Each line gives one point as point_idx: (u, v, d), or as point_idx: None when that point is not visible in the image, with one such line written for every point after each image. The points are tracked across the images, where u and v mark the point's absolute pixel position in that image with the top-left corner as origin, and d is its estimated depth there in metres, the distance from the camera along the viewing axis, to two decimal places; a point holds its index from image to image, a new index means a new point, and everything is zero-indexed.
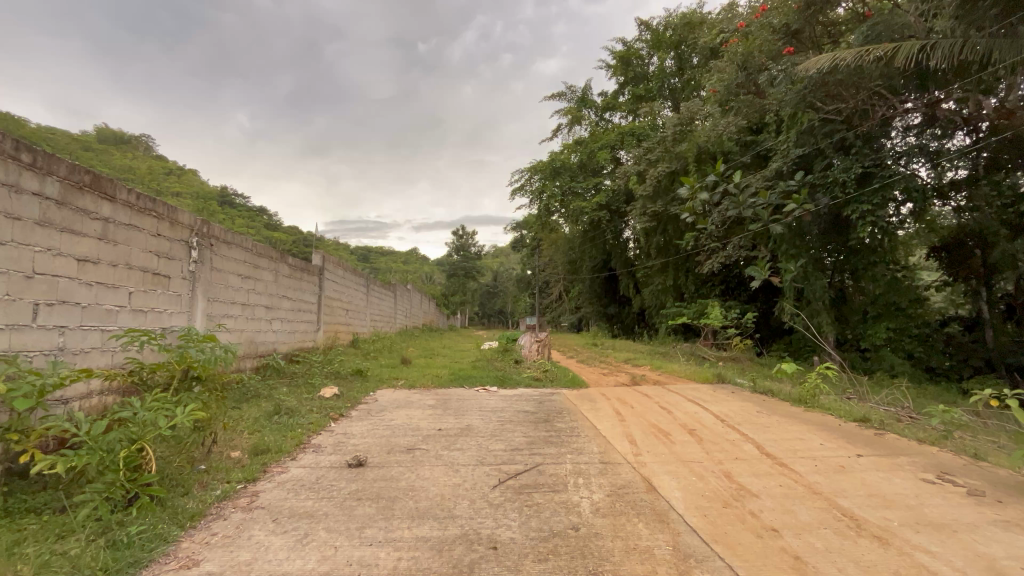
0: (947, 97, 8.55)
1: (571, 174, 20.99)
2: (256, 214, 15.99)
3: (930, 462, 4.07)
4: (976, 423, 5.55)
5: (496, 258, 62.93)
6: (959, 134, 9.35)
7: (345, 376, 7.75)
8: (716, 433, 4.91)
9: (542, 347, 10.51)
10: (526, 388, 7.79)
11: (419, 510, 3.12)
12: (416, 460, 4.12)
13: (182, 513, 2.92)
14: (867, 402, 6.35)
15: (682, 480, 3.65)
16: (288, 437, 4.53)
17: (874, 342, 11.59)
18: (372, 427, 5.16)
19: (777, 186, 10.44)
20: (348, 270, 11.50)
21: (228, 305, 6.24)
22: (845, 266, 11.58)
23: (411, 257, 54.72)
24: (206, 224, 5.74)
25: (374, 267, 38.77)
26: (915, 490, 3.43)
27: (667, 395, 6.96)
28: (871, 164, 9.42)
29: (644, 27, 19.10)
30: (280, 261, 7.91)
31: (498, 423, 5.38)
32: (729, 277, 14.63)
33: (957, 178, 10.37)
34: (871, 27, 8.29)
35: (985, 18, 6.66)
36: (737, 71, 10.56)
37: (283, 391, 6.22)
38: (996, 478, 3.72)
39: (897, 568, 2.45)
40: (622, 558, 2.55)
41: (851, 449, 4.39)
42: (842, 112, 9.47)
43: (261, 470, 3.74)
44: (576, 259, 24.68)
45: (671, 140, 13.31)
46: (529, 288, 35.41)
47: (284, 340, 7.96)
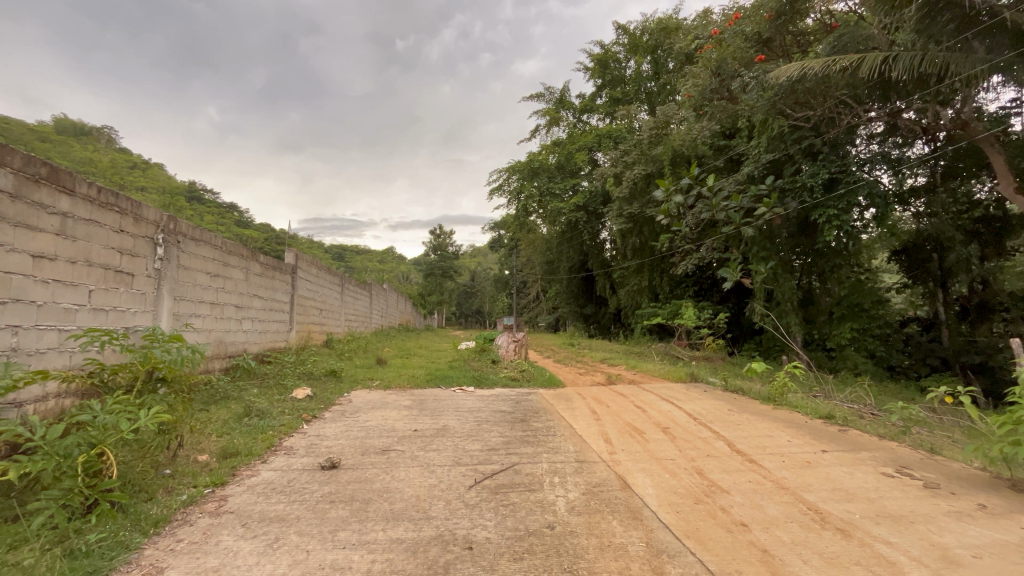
0: (908, 107, 8.92)
1: (549, 174, 21.15)
2: (226, 211, 15.54)
3: (890, 457, 4.25)
4: (933, 418, 5.83)
5: (474, 257, 62.77)
6: (918, 143, 9.86)
7: (319, 377, 7.61)
8: (689, 431, 5.02)
9: (519, 347, 10.56)
10: (502, 388, 7.79)
11: (395, 512, 3.09)
12: (391, 461, 4.07)
13: (145, 520, 2.82)
14: (832, 399, 6.59)
15: (656, 477, 3.71)
16: (258, 440, 4.41)
17: (839, 341, 11.87)
18: (346, 429, 5.07)
19: (749, 190, 10.77)
20: (322, 268, 11.31)
21: (196, 304, 6.05)
22: (813, 268, 11.98)
23: (388, 256, 54.14)
24: (173, 220, 5.54)
25: (349, 267, 38.14)
26: (876, 484, 3.57)
27: (641, 394, 7.04)
28: (837, 170, 9.70)
29: (622, 31, 19.39)
30: (251, 259, 7.69)
31: (475, 424, 5.36)
32: (702, 278, 14.94)
33: (918, 185, 10.86)
34: (839, 38, 8.57)
35: (943, 32, 6.97)
36: (711, 77, 10.84)
37: (254, 392, 6.06)
38: (950, 472, 3.91)
39: (859, 559, 2.54)
40: (596, 556, 2.58)
41: (816, 445, 4.55)
42: (811, 119, 9.77)
43: (230, 474, 3.64)
44: (554, 260, 24.84)
45: (647, 143, 13.53)
46: (507, 288, 35.44)
47: (255, 341, 7.75)
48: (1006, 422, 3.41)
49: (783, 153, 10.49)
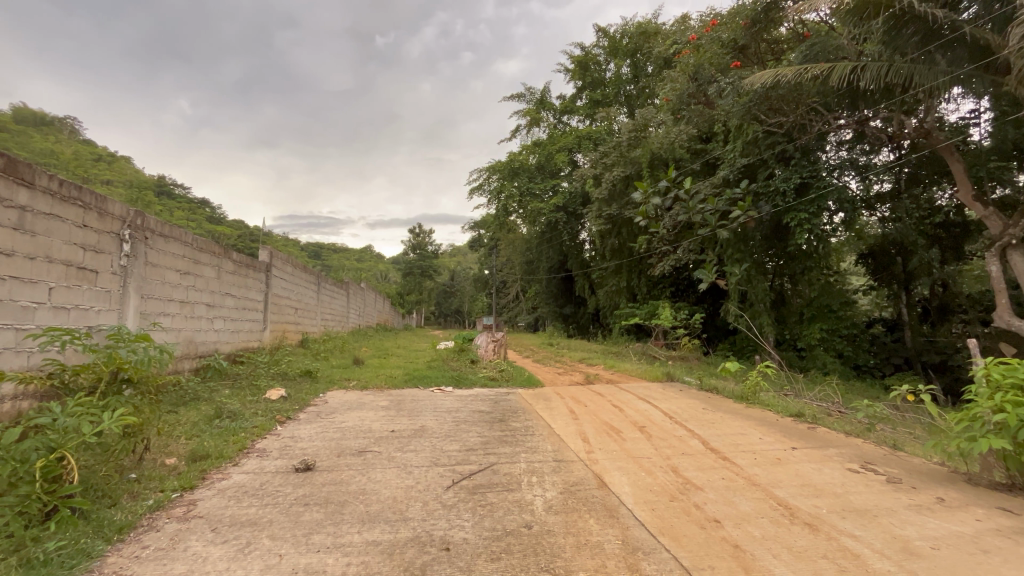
0: (874, 115, 9.25)
1: (529, 175, 21.24)
2: (197, 207, 15.09)
3: (856, 453, 4.40)
4: (896, 415, 6.07)
5: (454, 257, 62.23)
6: (885, 150, 10.24)
7: (294, 377, 7.47)
8: (665, 430, 5.09)
9: (498, 347, 10.56)
10: (481, 388, 7.77)
11: (371, 514, 3.05)
12: (368, 463, 4.02)
13: (108, 526, 2.72)
14: (802, 398, 6.78)
15: (631, 475, 3.76)
16: (230, 442, 4.30)
17: (809, 342, 12.20)
18: (322, 430, 4.98)
19: (724, 194, 11.04)
20: (297, 266, 11.06)
21: (164, 302, 5.86)
22: (785, 271, 12.33)
23: (366, 255, 53.39)
24: (140, 215, 5.35)
25: (326, 265, 37.46)
26: (842, 479, 3.69)
27: (618, 394, 7.11)
28: (808, 176, 10.02)
29: (602, 34, 19.58)
30: (223, 256, 7.48)
31: (453, 424, 5.34)
32: (679, 279, 15.19)
33: (883, 191, 11.27)
34: (811, 47, 8.82)
35: (908, 44, 7.26)
36: (688, 82, 11.05)
37: (226, 393, 5.91)
38: (911, 467, 4.07)
39: (826, 552, 2.62)
40: (573, 554, 2.59)
41: (787, 442, 4.67)
42: (783, 125, 10.06)
43: (199, 477, 3.54)
44: (533, 260, 24.90)
45: (626, 146, 13.68)
46: (486, 288, 35.34)
47: (227, 340, 7.54)
48: (963, 419, 3.56)
49: (757, 157, 10.78)
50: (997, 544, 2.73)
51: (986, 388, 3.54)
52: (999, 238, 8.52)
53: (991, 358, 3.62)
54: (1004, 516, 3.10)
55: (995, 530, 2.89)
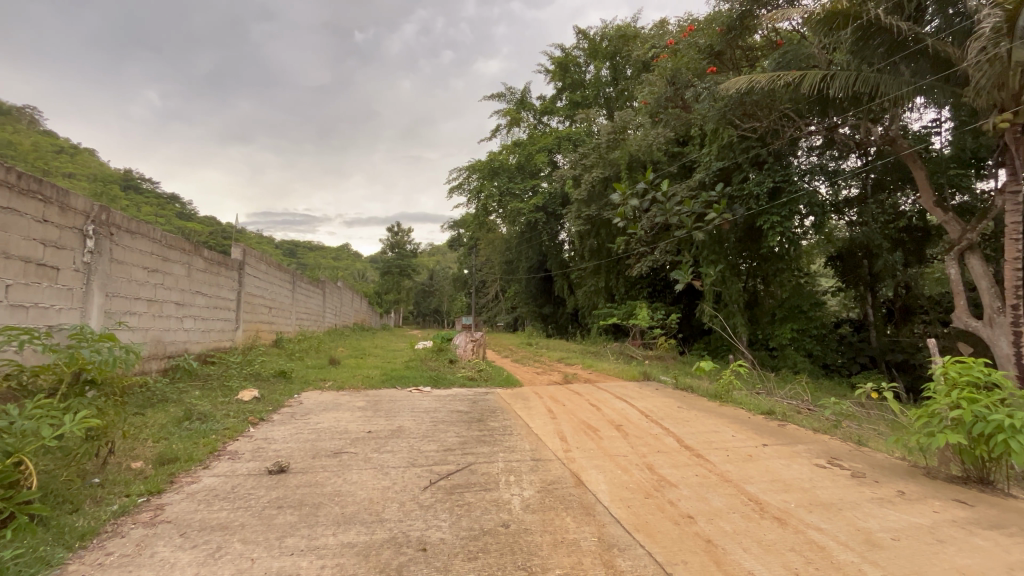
0: (843, 122, 9.56)
1: (509, 175, 21.28)
2: (166, 202, 14.60)
3: (823, 449, 4.55)
4: (861, 412, 6.31)
5: (433, 257, 61.79)
6: (853, 157, 10.61)
7: (267, 378, 7.32)
8: (640, 428, 5.18)
9: (477, 347, 10.54)
10: (459, 388, 7.74)
11: (346, 516, 3.01)
12: (344, 464, 3.97)
13: (70, 533, 2.62)
14: (773, 396, 6.99)
15: (608, 473, 3.81)
16: (199, 444, 4.18)
17: (780, 341, 12.53)
18: (296, 431, 4.89)
19: (700, 197, 11.30)
20: (271, 264, 10.82)
21: (131, 301, 5.66)
22: (758, 272, 12.67)
23: (343, 253, 52.53)
24: (106, 211, 5.16)
25: (301, 263, 36.70)
26: (810, 474, 3.82)
27: (596, 393, 7.20)
28: (781, 180, 10.34)
29: (582, 36, 19.78)
30: (194, 253, 7.26)
31: (431, 424, 5.32)
32: (656, 280, 15.41)
33: (851, 196, 11.67)
34: (783, 54, 9.08)
35: (874, 55, 7.57)
36: (666, 85, 11.20)
37: (196, 395, 5.74)
38: (874, 461, 4.24)
39: (793, 545, 2.71)
40: (550, 552, 2.61)
41: (758, 439, 4.80)
42: (757, 131, 10.33)
43: (167, 481, 3.43)
44: (513, 260, 24.92)
45: (605, 147, 13.81)
46: (465, 288, 35.16)
47: (197, 340, 7.31)
48: (923, 415, 3.72)
49: (732, 161, 11.09)
50: (953, 534, 2.86)
51: (943, 385, 3.70)
52: (958, 243, 8.87)
53: (949, 358, 3.79)
54: (960, 507, 3.26)
55: (951, 521, 3.03)
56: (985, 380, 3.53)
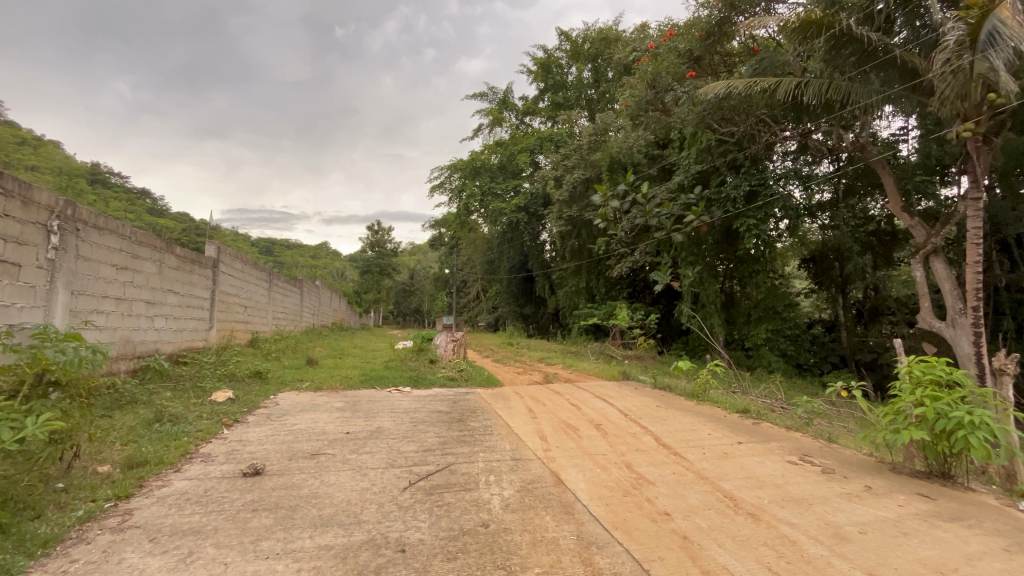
0: (816, 129, 9.84)
1: (491, 174, 21.30)
2: (136, 198, 14.16)
3: (795, 446, 4.68)
4: (832, 411, 6.51)
5: (413, 256, 61.25)
6: (825, 162, 10.93)
7: (243, 378, 7.16)
8: (619, 427, 5.24)
9: (457, 347, 10.50)
10: (439, 388, 7.71)
11: (323, 518, 2.97)
12: (321, 465, 3.92)
13: (31, 540, 2.51)
14: (749, 395, 7.15)
15: (587, 472, 3.85)
16: (171, 447, 4.07)
17: (755, 341, 12.80)
18: (272, 433, 4.79)
19: (679, 199, 11.52)
20: (247, 263, 10.59)
21: (98, 299, 5.48)
22: (734, 274, 12.96)
23: (321, 252, 51.69)
24: (71, 205, 4.98)
25: (278, 262, 36.00)
26: (782, 471, 3.92)
27: (576, 392, 7.26)
28: (757, 184, 10.62)
29: (564, 37, 19.92)
30: (166, 251, 7.06)
31: (411, 424, 5.28)
32: (636, 281, 15.56)
33: (824, 200, 12.03)
34: (760, 61, 9.32)
35: (846, 64, 7.83)
36: (646, 89, 11.33)
37: (168, 396, 5.58)
38: (844, 458, 4.38)
39: (766, 539, 2.78)
40: (529, 551, 2.63)
41: (733, 437, 4.92)
42: (734, 135, 10.57)
43: (136, 485, 3.32)
44: (494, 260, 24.88)
45: (587, 149, 13.94)
46: (446, 287, 34.94)
47: (169, 340, 7.11)
48: (889, 413, 3.85)
49: (710, 164, 11.31)
50: (917, 526, 2.98)
51: (908, 383, 3.84)
52: (923, 246, 9.19)
53: (913, 357, 3.93)
54: (922, 501, 3.40)
55: (914, 514, 3.16)
56: (947, 379, 3.67)
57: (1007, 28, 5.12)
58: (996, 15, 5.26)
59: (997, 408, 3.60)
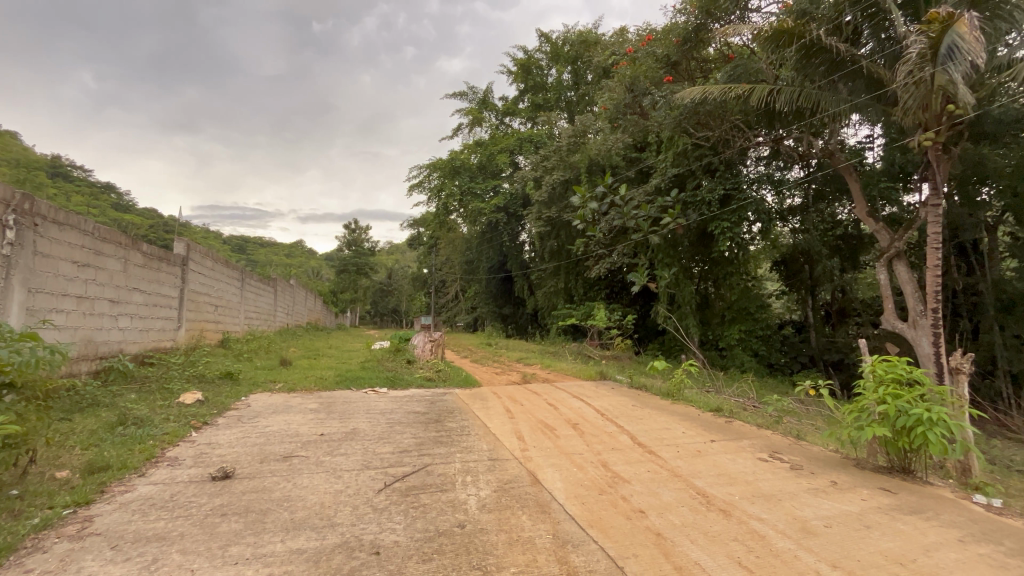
0: (787, 135, 10.12)
1: (470, 174, 21.39)
2: (100, 192, 13.62)
3: (765, 443, 4.80)
4: (801, 409, 6.71)
5: (391, 256, 60.57)
6: (796, 167, 11.26)
7: (213, 380, 6.96)
8: (596, 426, 5.29)
9: (435, 347, 10.43)
10: (416, 388, 7.65)
11: (296, 521, 2.91)
12: (294, 468, 3.84)
13: None
14: (722, 394, 7.30)
15: (564, 471, 3.87)
16: (135, 451, 3.92)
17: (728, 342, 13.10)
18: (243, 436, 4.67)
19: (656, 202, 11.73)
20: (218, 260, 10.31)
21: (58, 297, 5.25)
22: (709, 275, 13.24)
23: (296, 250, 50.64)
24: (29, 200, 4.77)
25: (251, 259, 35.15)
26: (753, 468, 4.01)
27: (554, 392, 7.30)
28: (731, 188, 10.89)
29: (544, 39, 20.02)
30: (131, 248, 6.81)
31: (388, 425, 5.22)
32: (614, 282, 15.72)
33: (794, 205, 12.43)
34: (734, 68, 9.56)
35: (815, 73, 8.06)
36: (625, 92, 11.51)
37: (132, 398, 5.38)
38: (811, 454, 4.52)
39: (736, 535, 2.85)
40: (505, 551, 2.63)
41: (706, 435, 5.02)
42: (710, 140, 10.82)
43: (97, 491, 3.20)
44: (473, 260, 24.79)
45: (566, 150, 14.08)
46: (425, 287, 34.68)
47: (134, 340, 6.85)
48: (853, 410, 3.99)
49: (686, 168, 11.54)
50: (878, 519, 3.09)
51: (872, 382, 3.99)
52: (887, 250, 9.54)
53: (877, 356, 4.08)
54: (884, 495, 3.53)
55: (877, 508, 3.28)
56: (907, 377, 3.82)
57: (964, 43, 5.37)
58: (955, 29, 5.50)
59: (953, 405, 3.77)
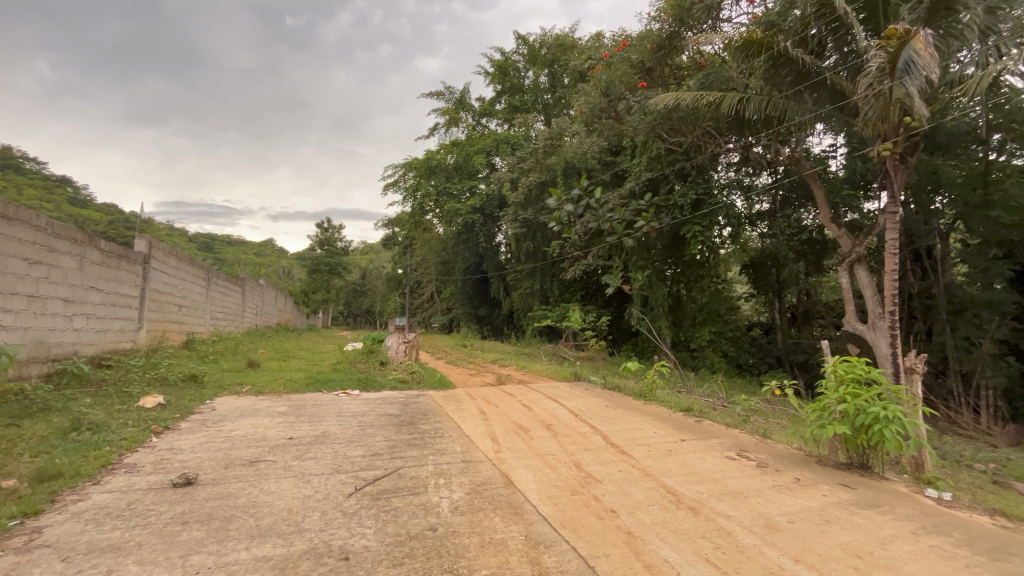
0: (756, 142, 10.43)
1: (446, 175, 21.43)
2: (55, 186, 12.97)
3: (733, 442, 4.92)
4: (768, 408, 6.91)
5: (364, 256, 59.61)
6: (765, 174, 11.60)
7: (175, 383, 6.70)
8: (570, 427, 5.32)
9: (410, 348, 10.30)
10: (390, 390, 7.54)
11: (262, 528, 2.83)
12: (261, 473, 3.73)
13: None
14: (692, 394, 7.45)
15: (538, 472, 3.88)
16: (89, 458, 3.74)
17: (699, 343, 13.38)
18: (207, 440, 4.52)
19: (631, 205, 11.92)
20: (182, 259, 9.95)
21: (7, 296, 4.98)
22: (681, 278, 13.51)
23: (266, 249, 49.36)
24: None
25: (218, 258, 34.03)
26: (721, 467, 4.11)
27: (529, 393, 7.32)
28: (702, 193, 11.18)
29: (521, 41, 20.10)
30: (89, 245, 6.52)
31: (359, 428, 5.13)
32: (589, 284, 15.86)
33: (763, 210, 12.84)
34: (706, 76, 9.87)
35: (783, 82, 8.34)
36: (600, 97, 11.71)
37: (87, 402, 5.12)
38: (776, 452, 4.66)
39: (705, 532, 2.90)
40: (476, 553, 2.61)
41: (677, 435, 5.11)
42: (682, 145, 11.08)
43: (46, 501, 3.03)
44: (449, 261, 24.63)
45: (543, 152, 14.21)
46: (400, 287, 34.25)
47: (90, 342, 6.54)
48: (816, 409, 4.13)
49: (660, 173, 11.73)
50: (839, 514, 3.21)
51: (833, 382, 4.12)
52: (849, 254, 9.93)
53: (838, 357, 4.22)
54: (844, 490, 3.67)
55: (837, 503, 3.40)
56: (866, 377, 3.98)
57: (919, 59, 5.64)
58: (911, 46, 5.72)
59: (908, 403, 3.95)
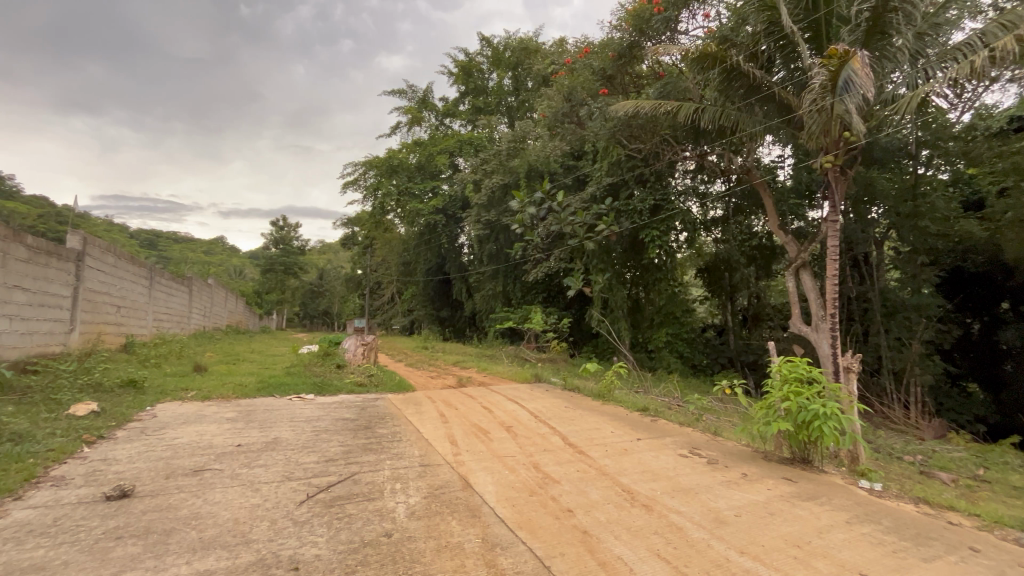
0: (710, 151, 10.85)
1: (408, 174, 21.15)
2: None
3: (686, 440, 5.09)
4: (719, 407, 7.18)
5: (322, 255, 57.89)
6: (719, 182, 12.11)
7: (112, 389, 6.28)
8: (529, 429, 5.34)
9: (368, 351, 10.06)
10: (347, 394, 7.35)
11: (205, 540, 2.69)
12: (205, 482, 3.55)
13: None
14: (649, 394, 7.65)
15: (495, 474, 3.88)
16: (10, 472, 3.45)
17: (657, 344, 13.74)
18: (146, 449, 4.25)
19: (592, 209, 12.15)
20: (122, 256, 9.35)
21: None
22: (640, 281, 13.87)
23: (217, 247, 47.12)
24: None
25: (163, 256, 32.18)
26: (674, 464, 4.23)
27: (490, 395, 7.30)
28: (660, 199, 11.55)
29: (485, 43, 20.12)
30: (13, 240, 6.03)
31: (313, 434, 4.97)
32: (551, 286, 16.02)
33: (717, 216, 13.38)
34: (664, 86, 10.22)
35: (735, 95, 8.71)
36: (563, 102, 11.91)
37: (9, 411, 4.72)
38: (726, 449, 4.84)
39: (657, 529, 2.99)
40: (432, 558, 2.58)
41: (634, 434, 5.22)
42: (641, 152, 11.41)
43: None
44: (410, 262, 24.29)
45: (505, 155, 14.25)
46: (359, 288, 33.45)
47: (13, 345, 6.04)
48: (762, 407, 4.33)
49: (620, 178, 12.03)
50: (781, 506, 3.38)
51: (778, 381, 4.32)
52: (795, 260, 10.47)
53: (783, 358, 4.42)
54: (787, 484, 3.87)
55: (780, 496, 3.58)
56: (808, 377, 4.20)
57: (857, 78, 6.03)
58: (849, 65, 6.11)
59: (845, 401, 4.21)
